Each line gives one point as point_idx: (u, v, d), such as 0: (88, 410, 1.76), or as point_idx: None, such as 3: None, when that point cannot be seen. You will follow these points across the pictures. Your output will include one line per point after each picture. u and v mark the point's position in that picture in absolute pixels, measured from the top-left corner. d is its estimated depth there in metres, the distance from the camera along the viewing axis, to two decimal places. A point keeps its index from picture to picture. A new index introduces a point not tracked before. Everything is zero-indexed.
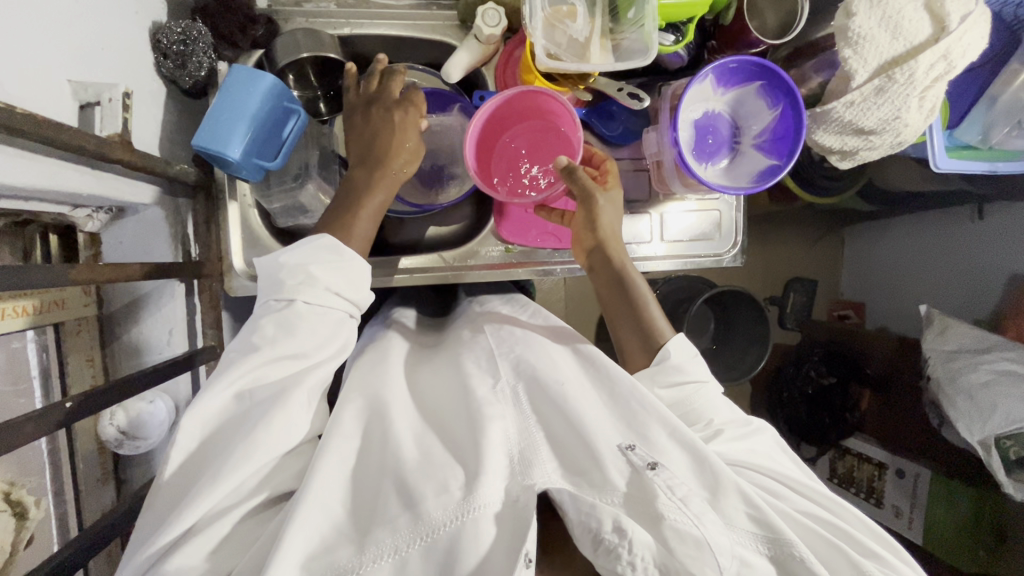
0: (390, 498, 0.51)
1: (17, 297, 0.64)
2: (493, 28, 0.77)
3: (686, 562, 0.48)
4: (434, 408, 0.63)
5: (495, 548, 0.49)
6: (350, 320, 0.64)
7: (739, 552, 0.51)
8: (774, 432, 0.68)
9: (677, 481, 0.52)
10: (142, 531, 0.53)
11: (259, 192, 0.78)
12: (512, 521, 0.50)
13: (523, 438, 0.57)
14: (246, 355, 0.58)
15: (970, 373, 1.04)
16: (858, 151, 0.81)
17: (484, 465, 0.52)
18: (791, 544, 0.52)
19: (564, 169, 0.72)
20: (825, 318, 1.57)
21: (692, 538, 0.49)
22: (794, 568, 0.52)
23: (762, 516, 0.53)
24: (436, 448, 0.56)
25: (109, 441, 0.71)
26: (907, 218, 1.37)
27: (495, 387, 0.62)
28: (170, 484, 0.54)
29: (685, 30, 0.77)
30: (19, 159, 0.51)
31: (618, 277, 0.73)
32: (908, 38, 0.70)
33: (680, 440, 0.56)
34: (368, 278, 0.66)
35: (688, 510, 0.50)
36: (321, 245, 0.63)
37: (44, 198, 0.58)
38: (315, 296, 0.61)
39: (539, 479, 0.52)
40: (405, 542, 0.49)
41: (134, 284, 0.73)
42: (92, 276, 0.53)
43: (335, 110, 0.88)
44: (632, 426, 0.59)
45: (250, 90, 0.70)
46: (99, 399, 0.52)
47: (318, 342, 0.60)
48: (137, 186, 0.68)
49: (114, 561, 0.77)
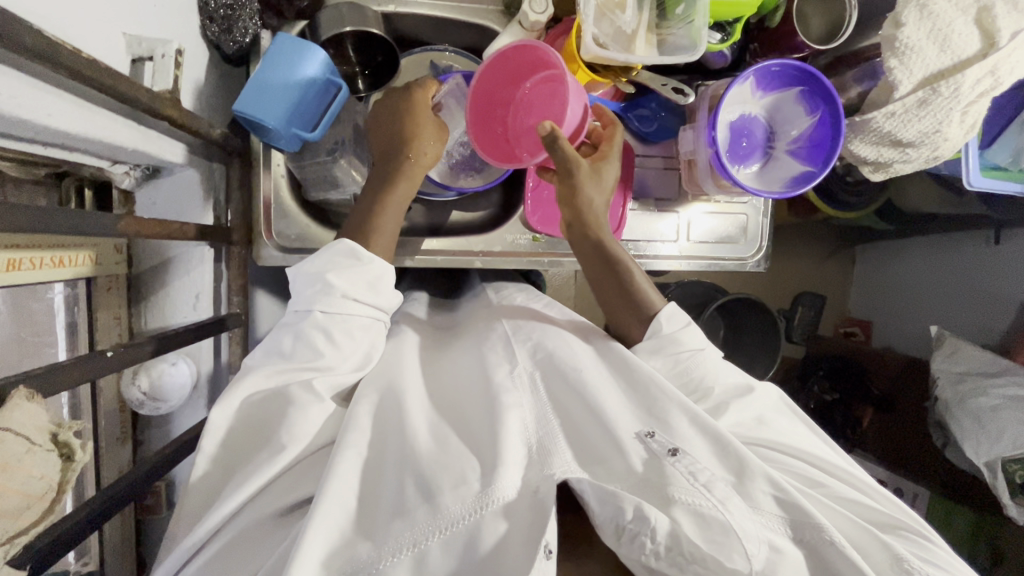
0: (409, 489, 0.50)
1: (54, 248, 0.62)
2: (540, 14, 0.77)
3: (712, 551, 0.47)
4: (456, 391, 0.64)
5: (513, 535, 0.47)
6: (376, 324, 0.65)
7: (769, 539, 0.50)
8: (784, 398, 0.69)
9: (699, 467, 0.51)
10: (185, 520, 0.55)
11: (293, 162, 0.78)
12: (529, 510, 0.49)
13: (544, 426, 0.56)
14: (271, 361, 0.60)
15: (979, 396, 1.04)
16: (892, 164, 0.81)
17: (502, 456, 0.51)
18: (822, 528, 0.50)
19: (547, 137, 0.70)
20: (831, 334, 1.57)
21: (718, 523, 0.48)
22: (832, 561, 0.50)
23: (790, 499, 0.52)
24: (454, 441, 0.55)
25: (131, 400, 0.72)
26: (921, 239, 1.37)
27: (512, 372, 0.61)
28: (199, 485, 0.55)
29: (731, 30, 0.77)
30: (72, 105, 0.51)
31: (598, 246, 0.73)
32: (956, 53, 0.70)
33: (701, 428, 0.56)
34: (392, 281, 0.67)
35: (712, 495, 0.49)
36: (340, 250, 0.64)
37: (89, 149, 0.58)
38: (331, 304, 0.61)
39: (558, 469, 0.50)
40: (425, 534, 0.47)
41: (164, 245, 0.74)
42: (135, 230, 0.53)
43: (374, 87, 0.86)
44: (652, 414, 0.58)
45: (289, 64, 0.70)
46: (135, 353, 0.52)
47: (338, 352, 0.61)
48: (177, 146, 0.68)
49: (126, 522, 0.76)
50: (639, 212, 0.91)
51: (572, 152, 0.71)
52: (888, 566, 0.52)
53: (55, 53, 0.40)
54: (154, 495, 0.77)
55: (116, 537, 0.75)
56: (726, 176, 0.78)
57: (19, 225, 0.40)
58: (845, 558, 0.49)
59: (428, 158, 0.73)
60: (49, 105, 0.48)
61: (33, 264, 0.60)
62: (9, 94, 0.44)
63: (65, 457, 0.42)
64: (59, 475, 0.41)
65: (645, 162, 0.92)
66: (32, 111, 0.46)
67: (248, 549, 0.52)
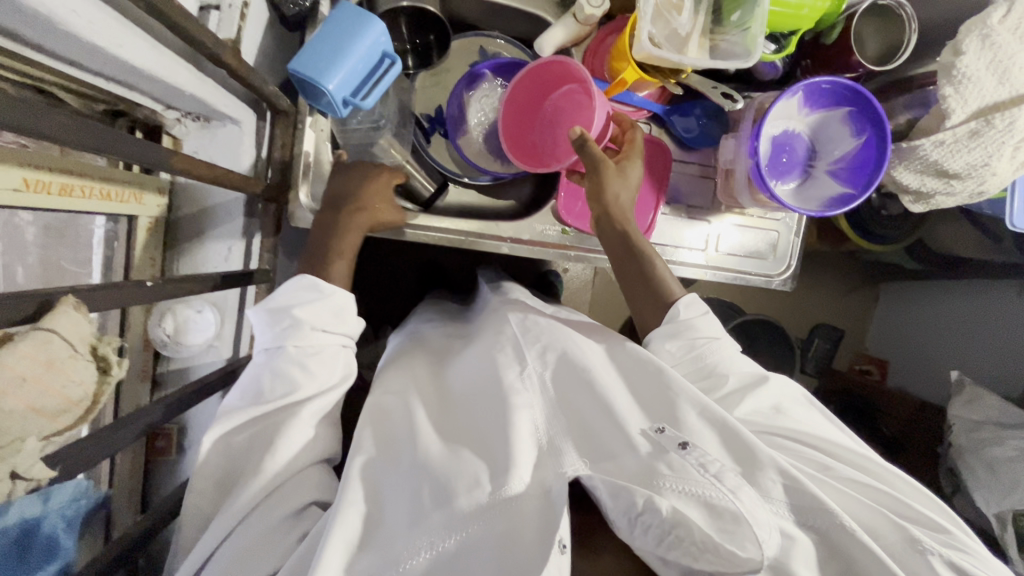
0: (424, 493, 0.50)
1: (103, 180, 0.64)
2: (595, 8, 0.78)
3: (722, 539, 0.45)
4: (467, 390, 0.63)
5: (528, 528, 0.47)
6: (345, 349, 0.64)
7: (779, 524, 0.49)
8: (801, 387, 0.68)
9: (709, 458, 0.50)
10: (207, 490, 0.57)
11: (337, 126, 0.81)
12: (541, 511, 0.48)
13: (557, 426, 0.55)
14: (246, 402, 0.59)
15: (996, 446, 1.00)
16: (934, 195, 0.79)
17: (515, 458, 0.50)
18: (835, 512, 0.49)
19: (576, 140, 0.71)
20: (846, 370, 1.53)
21: (729, 513, 0.45)
22: (848, 547, 0.49)
23: (801, 487, 0.50)
24: (464, 449, 0.54)
25: (155, 341, 0.74)
26: (937, 285, 1.34)
27: (523, 374, 0.60)
28: (213, 472, 0.57)
29: (785, 43, 0.77)
30: (140, 41, 0.52)
31: (627, 254, 0.72)
32: (1014, 86, 0.70)
33: (711, 419, 0.55)
34: (355, 306, 0.66)
35: (723, 485, 0.47)
36: (303, 285, 0.64)
37: (149, 89, 0.60)
38: (303, 338, 0.60)
39: (570, 467, 0.50)
40: (441, 536, 0.47)
41: (205, 195, 0.75)
42: (188, 167, 0.54)
43: (422, 65, 0.88)
44: (663, 409, 0.57)
45: (350, 31, 0.70)
46: (172, 288, 0.53)
47: (315, 380, 0.60)
48: (229, 98, 0.69)
49: (137, 459, 0.77)
50: (669, 216, 0.91)
51: (601, 153, 0.72)
52: (902, 545, 0.51)
53: None
54: (166, 436, 0.79)
55: (126, 473, 0.76)
56: (765, 189, 0.78)
57: (85, 139, 0.41)
58: (860, 543, 0.48)
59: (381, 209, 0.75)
60: (121, 35, 0.50)
61: (82, 193, 0.62)
62: (88, 19, 0.46)
63: (101, 369, 0.49)
64: (96, 385, 0.48)
65: (681, 168, 0.92)
66: (102, 38, 0.48)
67: (251, 558, 0.52)
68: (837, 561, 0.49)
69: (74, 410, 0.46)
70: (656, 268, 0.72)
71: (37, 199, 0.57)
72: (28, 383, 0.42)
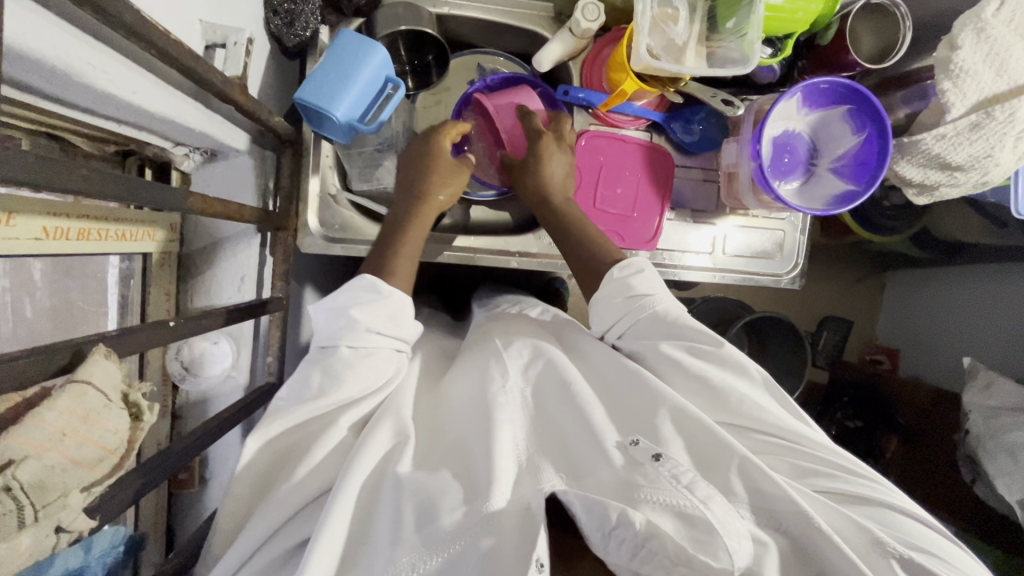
0: (406, 513, 0.48)
1: (118, 222, 0.64)
2: (591, 22, 0.78)
3: (695, 550, 0.43)
4: (447, 407, 0.62)
5: (504, 541, 0.45)
6: (399, 354, 0.65)
7: (750, 532, 0.47)
8: (759, 369, 0.61)
9: (682, 469, 0.49)
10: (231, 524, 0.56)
11: (341, 150, 0.82)
12: (521, 526, 0.46)
13: (534, 444, 0.55)
14: (291, 403, 0.59)
15: (1016, 431, 0.98)
16: (938, 187, 0.80)
17: (496, 473, 0.49)
18: (811, 515, 0.46)
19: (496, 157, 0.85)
20: (857, 361, 1.53)
21: (703, 522, 0.44)
22: (824, 552, 0.46)
23: (766, 490, 0.49)
24: (444, 467, 0.53)
25: (174, 375, 0.75)
26: (945, 272, 1.34)
27: (505, 387, 0.60)
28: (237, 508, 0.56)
29: (783, 45, 0.78)
30: (151, 84, 0.53)
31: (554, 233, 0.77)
32: (1013, 78, 0.71)
33: (686, 430, 0.54)
34: (412, 312, 0.66)
35: (694, 495, 0.46)
36: (360, 284, 0.64)
37: (160, 129, 0.61)
38: (356, 339, 0.61)
39: (547, 483, 0.49)
40: (423, 556, 0.45)
41: (216, 227, 0.76)
42: (203, 206, 0.55)
43: (422, 85, 0.89)
44: (639, 419, 0.56)
45: (353, 59, 0.71)
46: (195, 325, 0.54)
47: (360, 381, 0.60)
48: (237, 132, 0.70)
49: (160, 492, 0.78)
50: (673, 220, 0.91)
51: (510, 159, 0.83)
52: (869, 548, 0.47)
53: (145, 31, 0.42)
54: (188, 469, 0.79)
55: (150, 508, 0.77)
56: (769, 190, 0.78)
57: (106, 189, 0.42)
58: (834, 546, 0.45)
59: (440, 200, 0.75)
60: (133, 82, 0.51)
61: (98, 236, 0.62)
62: (102, 69, 0.47)
63: (134, 416, 0.48)
64: (130, 432, 0.47)
65: (683, 173, 0.92)
66: (117, 86, 0.49)
67: None
68: (806, 562, 0.47)
69: (110, 460, 0.45)
70: (598, 246, 0.73)
71: (55, 245, 0.58)
72: (68, 438, 0.42)
